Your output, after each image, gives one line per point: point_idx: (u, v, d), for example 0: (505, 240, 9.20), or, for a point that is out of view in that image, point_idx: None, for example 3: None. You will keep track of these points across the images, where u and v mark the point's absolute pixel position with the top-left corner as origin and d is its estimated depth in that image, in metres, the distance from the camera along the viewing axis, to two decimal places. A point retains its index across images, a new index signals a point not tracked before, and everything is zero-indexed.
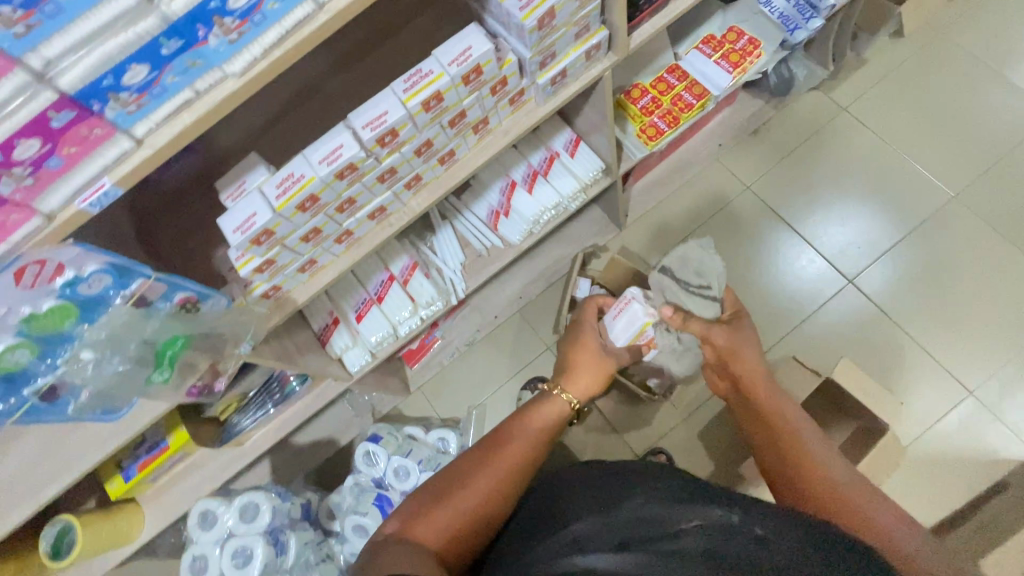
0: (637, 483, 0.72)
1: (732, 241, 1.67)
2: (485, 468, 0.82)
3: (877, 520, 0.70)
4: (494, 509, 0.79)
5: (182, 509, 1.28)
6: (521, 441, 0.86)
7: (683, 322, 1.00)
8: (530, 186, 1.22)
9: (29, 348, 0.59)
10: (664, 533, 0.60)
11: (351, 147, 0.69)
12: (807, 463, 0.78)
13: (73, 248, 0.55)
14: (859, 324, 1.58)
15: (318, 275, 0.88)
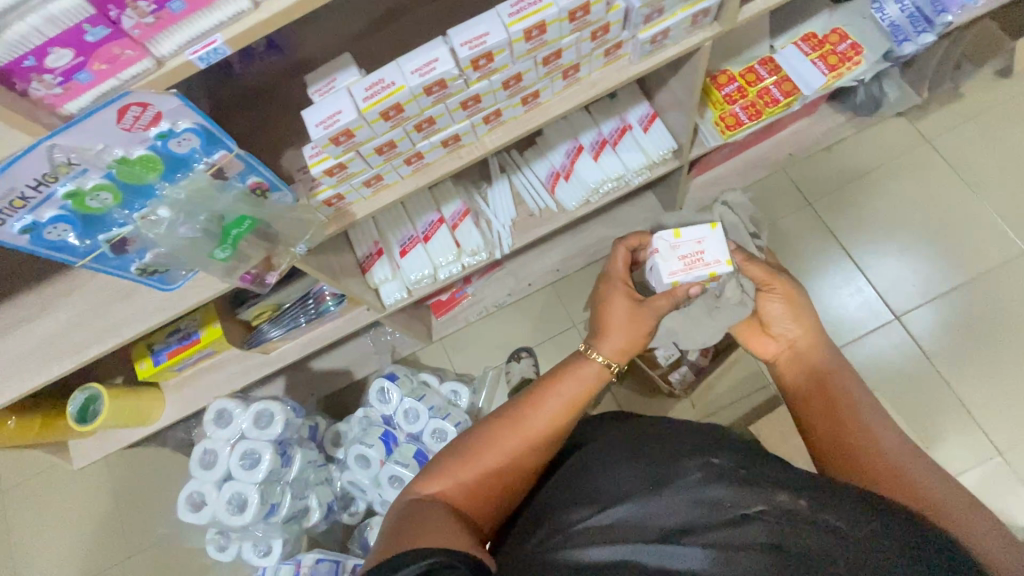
0: (685, 452, 0.69)
1: (782, 254, 1.62)
2: (507, 440, 0.79)
3: (936, 494, 0.69)
4: (516, 479, 0.78)
5: (200, 405, 1.32)
6: (544, 413, 0.82)
7: (749, 261, 0.95)
8: (597, 153, 1.20)
9: (112, 195, 0.58)
10: (725, 519, 0.58)
11: (446, 62, 0.69)
12: (864, 436, 0.78)
13: (173, 102, 0.54)
14: (896, 362, 1.53)
15: (381, 193, 0.89)
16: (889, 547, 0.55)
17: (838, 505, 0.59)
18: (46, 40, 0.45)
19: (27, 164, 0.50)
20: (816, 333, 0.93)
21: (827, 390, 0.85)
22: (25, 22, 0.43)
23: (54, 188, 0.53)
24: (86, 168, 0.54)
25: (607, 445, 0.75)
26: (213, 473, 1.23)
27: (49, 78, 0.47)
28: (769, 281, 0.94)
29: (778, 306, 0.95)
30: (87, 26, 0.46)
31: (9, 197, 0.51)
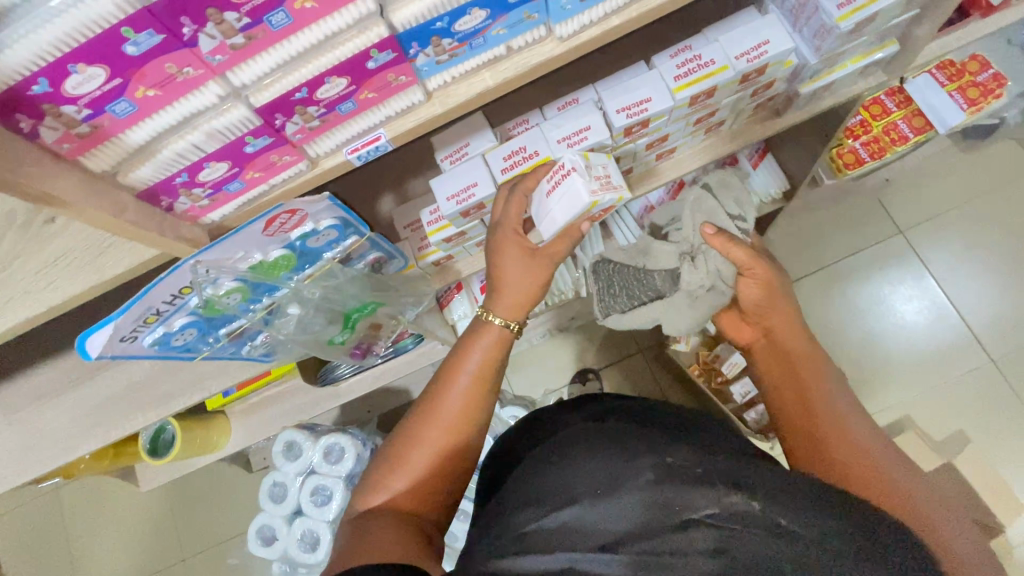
0: (633, 441, 0.57)
1: (872, 283, 1.48)
2: (431, 435, 0.59)
3: (919, 498, 0.56)
4: (458, 475, 0.60)
5: (261, 435, 1.25)
6: (459, 390, 0.61)
7: (726, 241, 0.72)
8: None
9: (240, 295, 0.56)
10: (672, 525, 0.47)
11: (599, 132, 0.60)
12: (847, 448, 0.60)
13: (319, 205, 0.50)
14: (1000, 410, 1.38)
15: None
16: (874, 556, 0.44)
17: (818, 500, 0.48)
18: (204, 155, 0.38)
19: (165, 283, 0.47)
20: (795, 315, 0.73)
21: (808, 392, 0.66)
22: (183, 140, 0.36)
23: (187, 298, 0.52)
24: (220, 275, 0.52)
25: (559, 440, 0.61)
26: (283, 506, 1.21)
27: (199, 190, 0.41)
28: (751, 264, 0.71)
29: (756, 292, 0.73)
30: (248, 138, 0.38)
31: (144, 314, 0.50)
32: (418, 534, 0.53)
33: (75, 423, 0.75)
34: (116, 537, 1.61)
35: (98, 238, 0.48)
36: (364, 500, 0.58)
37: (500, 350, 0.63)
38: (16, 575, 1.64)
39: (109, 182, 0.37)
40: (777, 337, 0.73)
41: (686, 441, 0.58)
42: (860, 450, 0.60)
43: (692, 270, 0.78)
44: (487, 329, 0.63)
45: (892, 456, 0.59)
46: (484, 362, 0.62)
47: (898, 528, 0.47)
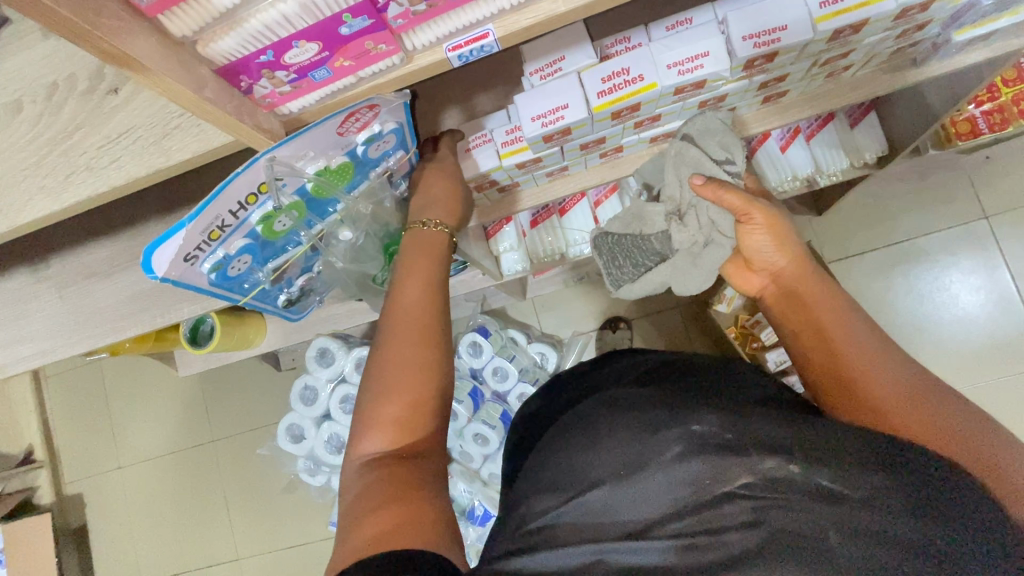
0: (654, 413, 0.55)
1: (942, 268, 1.38)
2: (399, 361, 0.56)
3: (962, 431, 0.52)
4: (440, 418, 0.57)
5: (294, 339, 1.26)
6: (410, 307, 0.58)
7: (718, 187, 0.63)
8: (786, 143, 0.97)
9: (296, 212, 0.55)
10: (705, 500, 0.45)
11: (718, 61, 0.53)
12: (885, 394, 0.57)
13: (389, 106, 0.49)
14: None
15: (557, 183, 0.76)
16: (921, 511, 0.42)
17: (861, 461, 0.46)
18: (294, 32, 0.33)
19: (238, 186, 0.45)
20: (805, 258, 0.66)
21: (830, 338, 0.63)
22: (274, 10, 0.31)
23: (250, 212, 0.49)
24: (287, 184, 0.49)
25: (586, 414, 0.61)
26: (312, 410, 1.25)
27: (282, 74, 0.37)
28: (747, 210, 0.63)
29: (762, 239, 0.65)
30: (346, 17, 0.33)
31: (210, 227, 0.47)
32: (424, 489, 0.50)
33: (124, 306, 0.75)
34: (153, 412, 1.71)
35: (162, 117, 0.44)
36: (359, 445, 0.54)
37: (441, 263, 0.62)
38: (64, 431, 1.77)
39: (189, 53, 0.33)
40: (788, 282, 0.67)
41: (709, 407, 0.55)
42: (893, 389, 0.57)
43: (680, 229, 0.67)
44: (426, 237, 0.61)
45: (931, 387, 0.56)
46: (429, 286, 0.59)
47: (952, 494, 0.44)
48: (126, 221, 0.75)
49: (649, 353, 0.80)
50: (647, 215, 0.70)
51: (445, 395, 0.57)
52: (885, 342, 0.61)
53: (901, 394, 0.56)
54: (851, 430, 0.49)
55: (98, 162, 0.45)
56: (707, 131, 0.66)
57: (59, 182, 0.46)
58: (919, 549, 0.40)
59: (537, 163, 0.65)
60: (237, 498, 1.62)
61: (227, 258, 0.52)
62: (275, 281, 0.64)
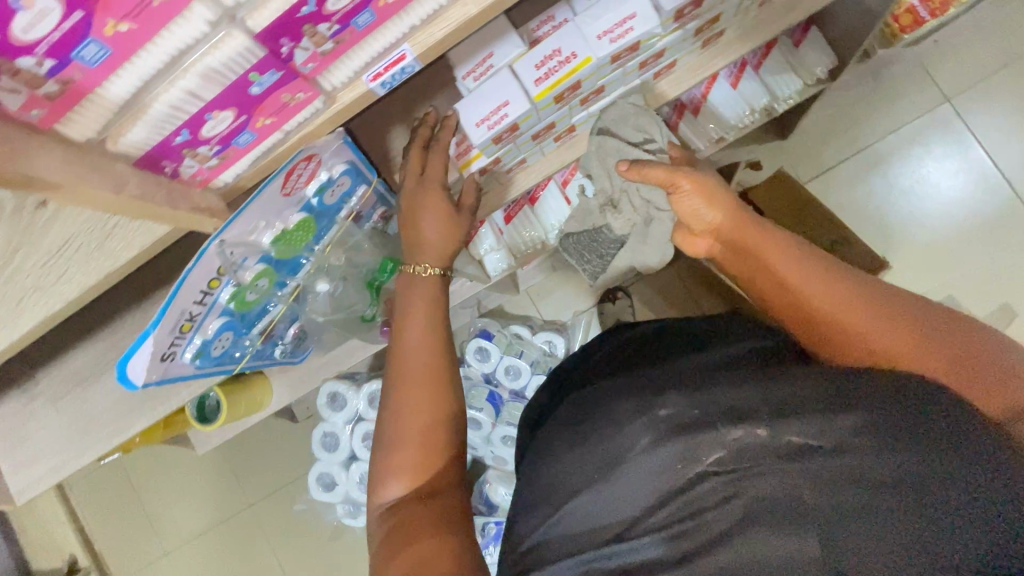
0: (623, 403, 0.54)
1: (914, 163, 1.38)
2: (408, 406, 0.55)
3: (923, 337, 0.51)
4: (451, 453, 0.56)
5: (303, 389, 1.24)
6: (409, 349, 0.58)
7: (641, 168, 0.63)
8: (736, 79, 0.95)
9: (266, 280, 0.54)
10: (683, 483, 0.47)
11: (647, 19, 0.51)
12: (865, 325, 0.53)
13: (334, 149, 0.49)
14: None
15: (518, 178, 0.74)
16: (903, 442, 0.42)
17: (829, 406, 0.45)
18: (203, 106, 0.32)
19: (194, 279, 0.44)
20: (740, 209, 0.61)
21: (782, 281, 0.57)
22: (175, 87, 0.30)
23: (216, 295, 0.48)
24: (245, 257, 0.48)
25: (557, 422, 0.60)
26: (338, 454, 1.24)
27: (204, 149, 0.35)
28: (673, 179, 0.61)
29: (696, 205, 0.62)
30: (253, 75, 0.31)
31: (178, 322, 0.46)
32: (440, 525, 0.49)
33: (120, 406, 0.73)
34: (184, 492, 1.70)
35: (98, 217, 0.42)
36: (375, 496, 0.54)
37: (432, 299, 0.60)
38: (102, 533, 1.76)
39: (98, 155, 0.32)
40: (728, 237, 0.62)
41: (672, 387, 0.54)
42: (856, 318, 0.53)
43: (617, 216, 0.79)
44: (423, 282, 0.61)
45: (895, 297, 0.54)
46: (424, 313, 0.59)
47: (930, 412, 0.44)
48: (97, 325, 0.72)
49: (636, 326, 0.79)
50: (593, 209, 0.82)
51: (455, 427, 0.56)
52: (857, 273, 0.56)
53: (865, 318, 0.53)
54: (817, 372, 0.49)
55: (45, 283, 0.43)
56: (621, 118, 0.70)
57: (12, 311, 0.44)
58: (895, 484, 0.41)
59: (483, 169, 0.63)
60: (288, 553, 1.62)
61: (205, 344, 0.51)
62: (264, 342, 0.63)
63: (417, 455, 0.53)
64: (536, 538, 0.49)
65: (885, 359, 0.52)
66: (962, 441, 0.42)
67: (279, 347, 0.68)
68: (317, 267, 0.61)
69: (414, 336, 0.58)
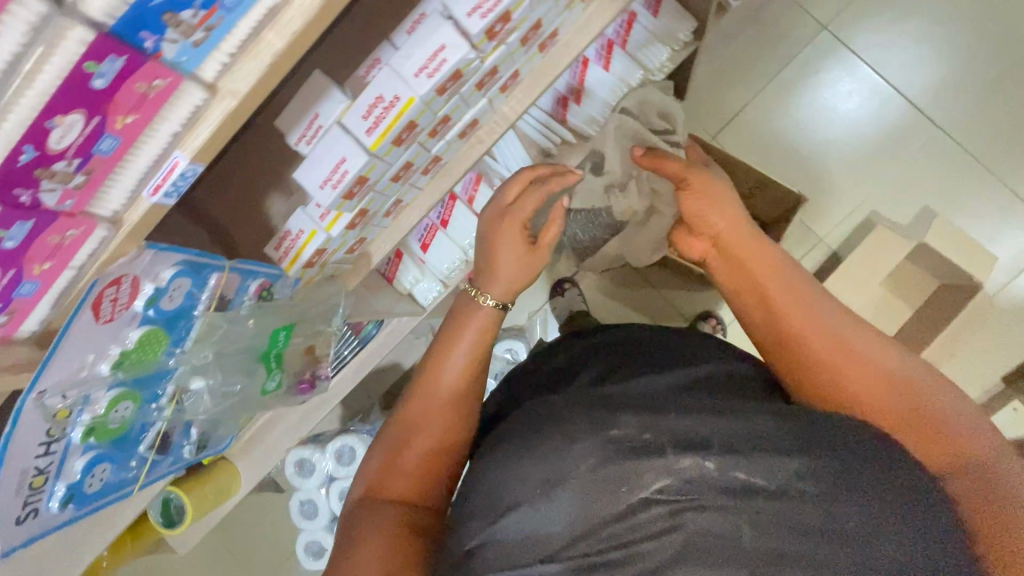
0: (575, 416, 0.56)
1: (807, 95, 1.42)
2: (427, 426, 0.66)
3: (884, 390, 0.57)
4: (448, 467, 0.65)
5: (272, 462, 1.23)
6: (445, 382, 0.68)
7: (654, 157, 0.80)
8: (607, 61, 0.99)
9: (125, 402, 0.58)
10: (624, 510, 0.49)
11: (458, 47, 0.50)
12: (833, 358, 0.59)
13: (144, 260, 0.50)
14: (948, 174, 1.40)
15: (402, 216, 0.73)
16: (847, 484, 0.48)
17: (781, 447, 0.51)
18: None
19: (25, 435, 0.49)
20: (744, 222, 0.70)
21: (766, 295, 0.65)
22: None
23: (65, 438, 0.53)
24: (81, 397, 0.53)
25: (512, 426, 0.60)
26: (319, 520, 1.21)
27: None
28: (684, 174, 0.75)
29: (702, 205, 0.73)
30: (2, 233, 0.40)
31: (27, 478, 0.51)
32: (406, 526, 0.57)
33: (61, 544, 0.72)
34: None
35: None
36: None
37: (482, 344, 0.70)
38: None
39: None
40: (726, 243, 0.71)
41: (641, 403, 0.57)
42: (822, 346, 0.60)
43: (624, 196, 1.09)
44: (478, 309, 0.71)
45: (865, 346, 0.60)
46: (473, 347, 0.70)
47: (869, 461, 0.50)
48: None
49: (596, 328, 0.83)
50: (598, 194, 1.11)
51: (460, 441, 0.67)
52: (863, 325, 0.61)
53: (834, 351, 0.60)
54: (771, 411, 0.55)
55: None
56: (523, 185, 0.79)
57: None
58: (807, 531, 0.46)
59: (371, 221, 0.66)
60: None
61: (78, 478, 0.56)
62: (163, 450, 0.67)
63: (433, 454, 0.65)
64: (469, 549, 0.51)
65: (857, 399, 0.58)
66: (888, 484, 0.48)
67: (188, 444, 0.71)
68: (192, 368, 0.63)
69: (453, 367, 0.69)
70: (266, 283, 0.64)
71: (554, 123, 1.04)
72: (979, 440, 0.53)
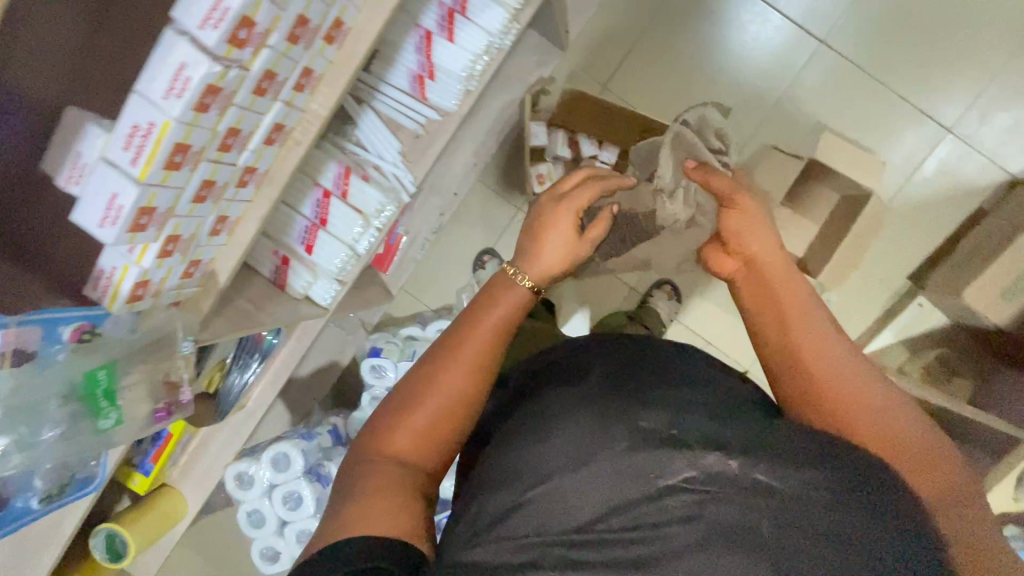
0: (595, 404, 0.62)
1: (683, 34, 1.44)
2: (443, 386, 0.68)
3: (897, 425, 0.67)
4: (453, 436, 0.69)
5: (214, 478, 1.26)
6: (466, 351, 0.70)
7: (705, 171, 0.91)
8: (450, 32, 0.96)
9: None
10: (652, 493, 0.54)
11: (197, 62, 0.50)
12: (843, 391, 0.69)
13: None
14: (830, 90, 1.43)
15: (239, 231, 0.73)
16: (852, 484, 0.55)
17: (806, 458, 0.56)
18: None
19: None
20: (784, 254, 0.80)
21: (786, 314, 0.75)
22: None
23: None
24: None
25: (545, 405, 0.65)
26: (267, 527, 1.24)
27: None
28: (734, 193, 0.86)
29: (739, 220, 0.84)
30: None
31: None
32: (411, 491, 0.63)
33: None
34: None
35: None
36: None
37: (503, 332, 0.72)
38: None
39: None
40: (759, 265, 0.81)
41: (680, 403, 0.63)
42: (839, 374, 0.70)
43: (671, 202, 1.11)
44: (518, 287, 0.74)
45: (882, 388, 0.69)
46: (501, 319, 0.72)
47: (864, 471, 0.57)
48: None
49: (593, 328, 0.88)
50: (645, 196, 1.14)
51: (469, 402, 0.69)
52: (861, 354, 0.72)
53: (850, 386, 0.69)
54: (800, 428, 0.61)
55: None
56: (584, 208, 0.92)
57: None
58: (835, 537, 0.51)
59: (195, 206, 0.62)
60: None
61: None
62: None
63: (437, 401, 0.68)
64: (496, 516, 0.56)
65: (853, 423, 0.68)
66: (891, 488, 0.56)
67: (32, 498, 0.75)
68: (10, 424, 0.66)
69: (476, 350, 0.70)
70: (79, 326, 0.68)
71: (416, 103, 1.05)
72: (947, 454, 0.66)
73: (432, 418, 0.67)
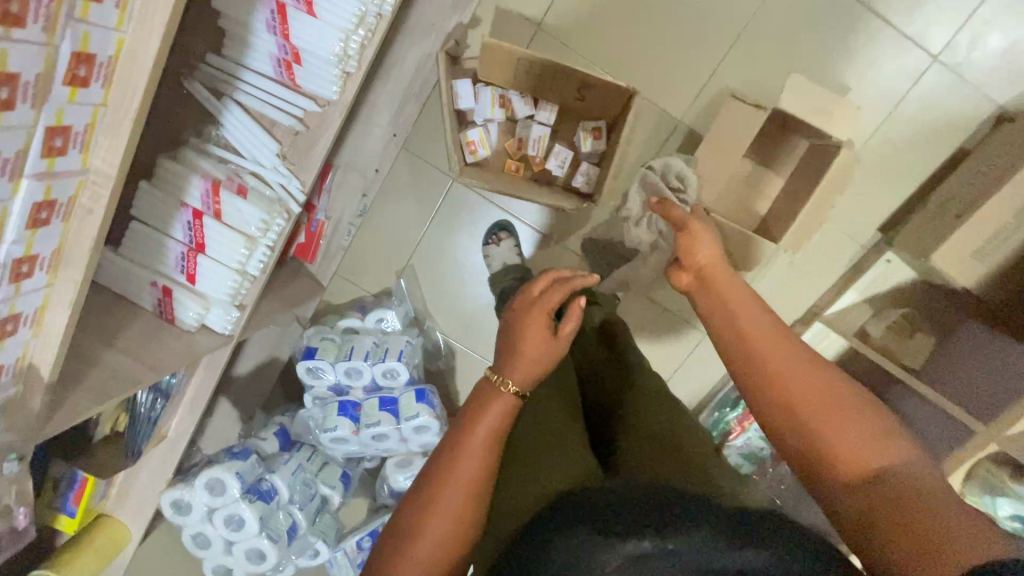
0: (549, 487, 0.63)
1: None
2: (445, 509, 0.62)
3: (840, 415, 0.59)
4: (459, 563, 0.63)
5: (151, 505, 1.21)
6: (464, 464, 0.64)
7: (663, 202, 0.93)
8: (309, 3, 0.76)
9: None
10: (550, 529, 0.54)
11: None
12: (782, 370, 0.64)
13: None
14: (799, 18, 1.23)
15: (47, 326, 0.66)
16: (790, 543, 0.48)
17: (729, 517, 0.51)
18: None
19: None
20: (720, 259, 0.81)
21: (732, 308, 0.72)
22: None
23: None
24: None
25: (526, 477, 0.68)
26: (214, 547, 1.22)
27: None
28: (683, 221, 0.86)
29: (704, 239, 0.84)
30: None
31: None
32: None
33: None
34: None
35: None
36: None
37: (495, 437, 0.67)
38: None
39: None
40: (709, 273, 0.79)
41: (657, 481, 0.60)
42: (773, 352, 0.66)
43: (635, 226, 1.24)
44: (500, 394, 0.70)
45: (829, 378, 0.63)
46: (492, 428, 0.67)
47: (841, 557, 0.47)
48: None
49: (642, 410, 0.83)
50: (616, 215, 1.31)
51: (475, 515, 0.64)
52: (810, 350, 0.66)
53: (796, 374, 0.63)
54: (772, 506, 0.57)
55: None
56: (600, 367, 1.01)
57: None
58: None
59: (2, 341, 0.61)
60: None
61: None
62: None
63: (445, 527, 0.62)
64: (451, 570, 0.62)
65: (794, 401, 0.62)
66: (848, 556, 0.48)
67: None
68: None
69: (470, 469, 0.64)
70: None
71: (289, 94, 0.85)
72: (901, 461, 0.56)
73: (442, 540, 0.62)
